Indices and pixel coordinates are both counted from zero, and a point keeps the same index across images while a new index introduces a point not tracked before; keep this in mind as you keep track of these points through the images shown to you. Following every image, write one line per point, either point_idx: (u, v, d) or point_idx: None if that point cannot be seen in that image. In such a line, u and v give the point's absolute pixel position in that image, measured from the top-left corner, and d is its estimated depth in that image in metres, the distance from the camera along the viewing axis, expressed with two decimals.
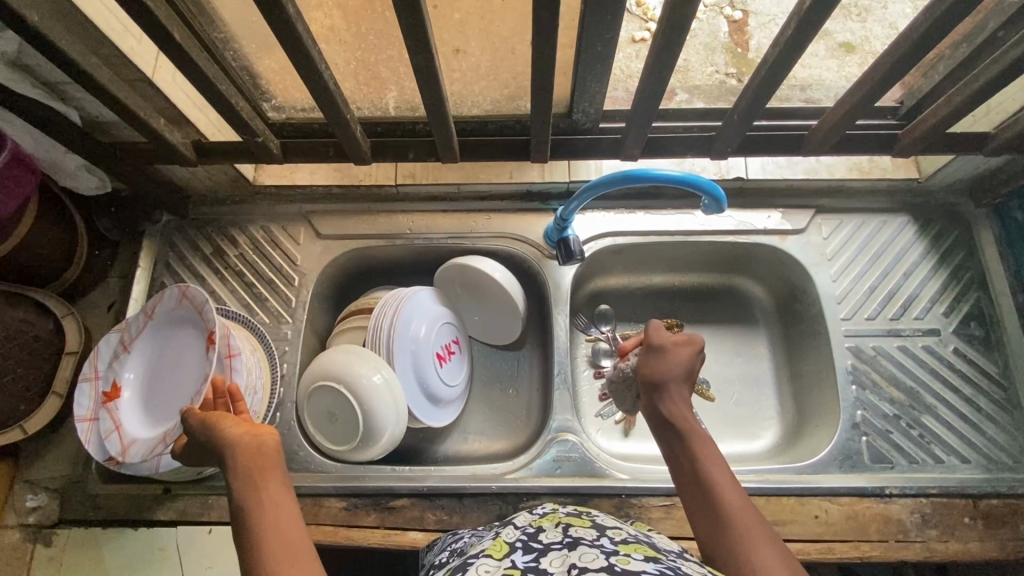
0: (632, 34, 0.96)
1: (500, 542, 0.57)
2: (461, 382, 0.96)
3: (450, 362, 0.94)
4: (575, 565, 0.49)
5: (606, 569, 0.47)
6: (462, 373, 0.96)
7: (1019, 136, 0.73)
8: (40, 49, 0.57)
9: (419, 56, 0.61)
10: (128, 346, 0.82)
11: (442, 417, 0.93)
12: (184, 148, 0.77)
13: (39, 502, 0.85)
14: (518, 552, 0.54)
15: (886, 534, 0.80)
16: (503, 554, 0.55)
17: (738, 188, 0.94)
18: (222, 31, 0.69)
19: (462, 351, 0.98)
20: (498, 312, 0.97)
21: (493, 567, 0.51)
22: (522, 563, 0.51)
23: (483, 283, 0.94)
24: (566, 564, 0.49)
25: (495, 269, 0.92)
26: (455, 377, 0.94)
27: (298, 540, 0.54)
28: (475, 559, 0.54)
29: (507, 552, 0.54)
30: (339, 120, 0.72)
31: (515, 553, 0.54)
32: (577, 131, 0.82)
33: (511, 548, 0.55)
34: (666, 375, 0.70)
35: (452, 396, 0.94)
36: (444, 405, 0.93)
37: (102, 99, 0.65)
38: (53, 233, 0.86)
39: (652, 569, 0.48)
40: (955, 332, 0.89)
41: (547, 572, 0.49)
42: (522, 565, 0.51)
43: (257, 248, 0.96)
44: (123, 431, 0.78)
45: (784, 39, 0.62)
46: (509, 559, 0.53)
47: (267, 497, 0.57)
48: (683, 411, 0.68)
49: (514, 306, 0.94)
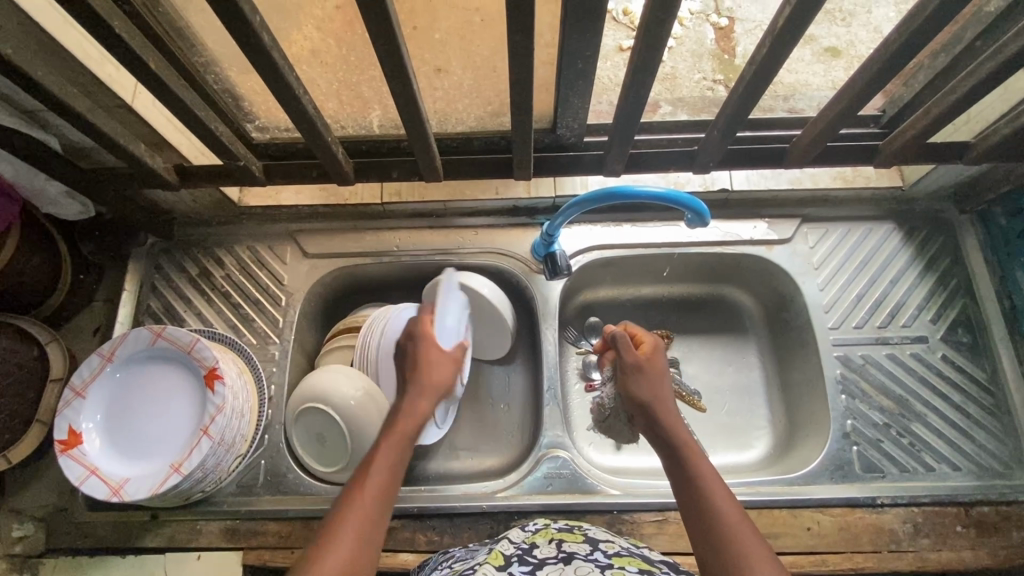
0: (619, 43, 0.97)
1: (498, 554, 0.57)
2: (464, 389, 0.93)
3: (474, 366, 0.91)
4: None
5: None
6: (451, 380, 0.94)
7: (1000, 144, 0.74)
8: (16, 82, 0.56)
9: (398, 79, 0.62)
10: (82, 391, 0.79)
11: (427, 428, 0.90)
12: (166, 173, 0.76)
13: (24, 531, 0.83)
14: (515, 564, 0.54)
15: (879, 545, 0.79)
16: (501, 566, 0.55)
17: (724, 199, 0.95)
18: (202, 56, 0.69)
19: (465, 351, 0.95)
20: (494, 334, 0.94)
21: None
22: None
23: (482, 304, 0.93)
24: None
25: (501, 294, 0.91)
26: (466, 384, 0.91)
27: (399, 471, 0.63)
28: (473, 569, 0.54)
29: (505, 563, 0.54)
30: (321, 143, 0.72)
31: (512, 564, 0.54)
32: (561, 146, 0.83)
33: (508, 559, 0.55)
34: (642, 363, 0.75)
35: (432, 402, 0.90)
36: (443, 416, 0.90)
37: (83, 129, 0.64)
38: (35, 260, 0.85)
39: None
40: (942, 338, 0.90)
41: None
42: None
43: (244, 269, 0.95)
44: (100, 472, 0.76)
45: (761, 56, 0.62)
46: (507, 570, 0.53)
47: (400, 441, 0.65)
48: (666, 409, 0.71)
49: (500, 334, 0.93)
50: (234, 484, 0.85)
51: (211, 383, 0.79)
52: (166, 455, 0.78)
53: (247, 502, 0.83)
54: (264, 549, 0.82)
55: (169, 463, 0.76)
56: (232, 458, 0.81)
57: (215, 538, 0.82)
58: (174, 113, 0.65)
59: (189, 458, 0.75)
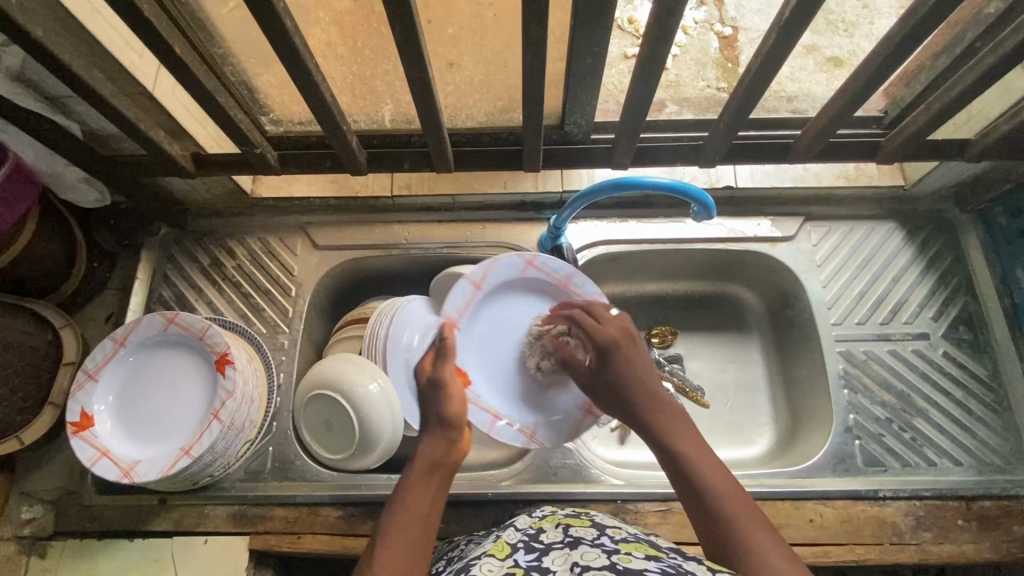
0: (624, 50, 0.99)
1: (502, 543, 0.56)
2: (492, 385, 0.87)
3: (505, 339, 0.89)
4: (577, 564, 0.49)
5: (607, 568, 0.47)
6: (475, 398, 0.85)
7: (1000, 141, 0.75)
8: (43, 63, 0.58)
9: (414, 67, 0.63)
10: (95, 374, 0.80)
11: (515, 439, 0.86)
12: (182, 159, 0.78)
13: (34, 513, 0.85)
14: (520, 552, 0.53)
15: (881, 537, 0.80)
16: (506, 554, 0.54)
17: (728, 197, 0.96)
18: (221, 47, 0.71)
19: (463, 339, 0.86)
20: (487, 302, 0.88)
21: (496, 567, 0.51)
22: (525, 563, 0.51)
23: (482, 274, 0.86)
24: (568, 563, 0.49)
25: (524, 259, 0.87)
26: (502, 367, 0.88)
27: (437, 512, 0.62)
28: (478, 559, 0.53)
29: (510, 552, 0.53)
30: (336, 132, 0.73)
31: (517, 553, 0.54)
32: (569, 142, 0.84)
33: (513, 548, 0.55)
34: (611, 342, 0.75)
35: (486, 426, 0.84)
36: (518, 416, 0.87)
37: (103, 112, 0.66)
38: (51, 245, 0.87)
39: (654, 568, 0.47)
40: (944, 335, 0.91)
41: (551, 570, 0.49)
42: (525, 564, 0.51)
43: (255, 260, 0.97)
44: (111, 455, 0.77)
45: (766, 47, 0.64)
46: (511, 558, 0.52)
47: (427, 482, 0.64)
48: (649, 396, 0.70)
49: (502, 300, 0.88)
50: (242, 470, 0.85)
51: (221, 368, 0.80)
52: (177, 438, 0.79)
53: (255, 488, 0.84)
54: (270, 534, 0.83)
55: (181, 447, 0.78)
56: (241, 443, 0.82)
57: (221, 523, 0.83)
58: (193, 97, 0.66)
59: (200, 442, 0.76)
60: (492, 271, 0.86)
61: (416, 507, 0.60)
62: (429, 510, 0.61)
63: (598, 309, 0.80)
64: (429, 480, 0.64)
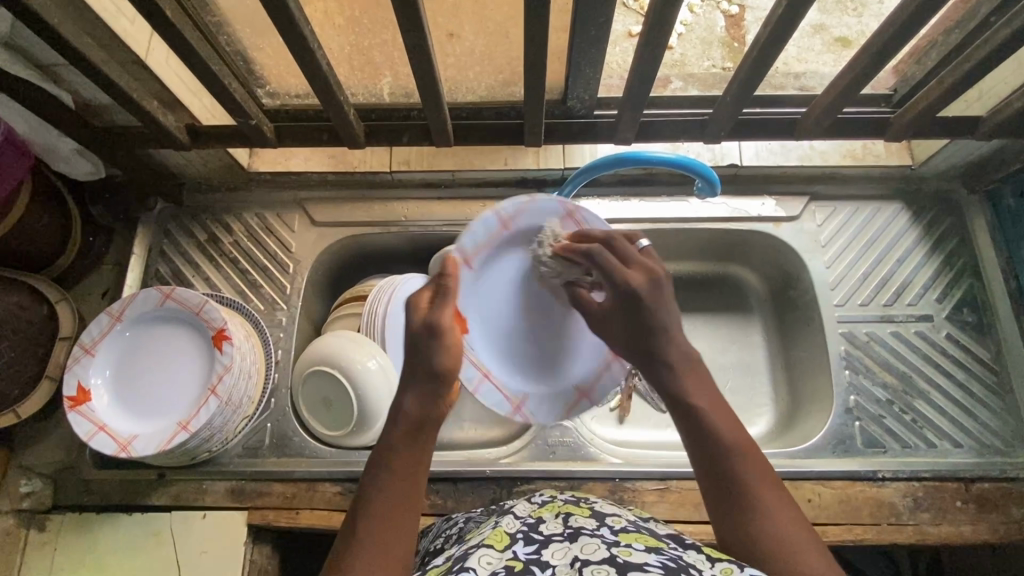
0: (628, 28, 0.96)
1: (501, 532, 0.55)
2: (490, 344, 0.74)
3: (515, 298, 0.74)
4: (577, 559, 0.48)
5: (608, 561, 0.47)
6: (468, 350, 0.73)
7: (1011, 118, 0.74)
8: (31, 26, 0.57)
9: (412, 35, 0.61)
10: (91, 349, 0.80)
11: (498, 405, 0.75)
12: (177, 131, 0.76)
13: (33, 487, 0.85)
14: (519, 543, 0.52)
15: (879, 517, 0.80)
16: (505, 545, 0.52)
17: (732, 175, 0.95)
18: (215, 15, 0.69)
19: (470, 284, 0.71)
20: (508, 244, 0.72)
21: (495, 560, 0.49)
22: (524, 556, 0.50)
23: (514, 213, 0.70)
24: (569, 557, 0.48)
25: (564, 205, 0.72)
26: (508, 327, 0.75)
27: (420, 476, 0.55)
28: (475, 549, 0.51)
29: (509, 543, 0.52)
30: (334, 104, 0.72)
31: (517, 544, 0.52)
32: (571, 116, 0.82)
33: (512, 539, 0.53)
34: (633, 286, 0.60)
35: (471, 385, 0.73)
36: (509, 383, 0.75)
37: (95, 80, 0.64)
38: (46, 219, 0.86)
39: (654, 562, 0.46)
40: (948, 318, 0.90)
41: (550, 565, 0.49)
42: (524, 558, 0.50)
43: (251, 236, 0.95)
44: (108, 429, 0.77)
45: (775, 18, 0.61)
46: (511, 550, 0.51)
47: (403, 446, 0.55)
48: (673, 341, 0.59)
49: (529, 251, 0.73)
50: (241, 446, 0.86)
51: (218, 343, 0.79)
52: (175, 413, 0.79)
53: (254, 463, 0.84)
54: (268, 509, 0.83)
55: (179, 422, 0.77)
56: (239, 419, 0.82)
57: (220, 498, 0.83)
58: (186, 66, 0.65)
59: (197, 417, 0.76)
60: (526, 210, 0.71)
61: (399, 483, 0.53)
62: (411, 479, 0.54)
63: (623, 246, 0.64)
64: (412, 445, 0.55)
